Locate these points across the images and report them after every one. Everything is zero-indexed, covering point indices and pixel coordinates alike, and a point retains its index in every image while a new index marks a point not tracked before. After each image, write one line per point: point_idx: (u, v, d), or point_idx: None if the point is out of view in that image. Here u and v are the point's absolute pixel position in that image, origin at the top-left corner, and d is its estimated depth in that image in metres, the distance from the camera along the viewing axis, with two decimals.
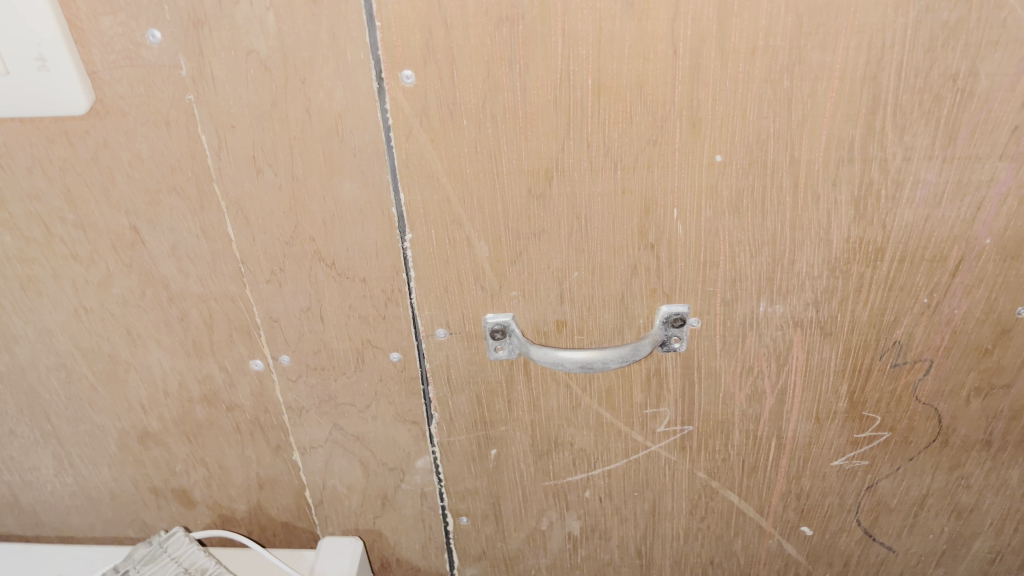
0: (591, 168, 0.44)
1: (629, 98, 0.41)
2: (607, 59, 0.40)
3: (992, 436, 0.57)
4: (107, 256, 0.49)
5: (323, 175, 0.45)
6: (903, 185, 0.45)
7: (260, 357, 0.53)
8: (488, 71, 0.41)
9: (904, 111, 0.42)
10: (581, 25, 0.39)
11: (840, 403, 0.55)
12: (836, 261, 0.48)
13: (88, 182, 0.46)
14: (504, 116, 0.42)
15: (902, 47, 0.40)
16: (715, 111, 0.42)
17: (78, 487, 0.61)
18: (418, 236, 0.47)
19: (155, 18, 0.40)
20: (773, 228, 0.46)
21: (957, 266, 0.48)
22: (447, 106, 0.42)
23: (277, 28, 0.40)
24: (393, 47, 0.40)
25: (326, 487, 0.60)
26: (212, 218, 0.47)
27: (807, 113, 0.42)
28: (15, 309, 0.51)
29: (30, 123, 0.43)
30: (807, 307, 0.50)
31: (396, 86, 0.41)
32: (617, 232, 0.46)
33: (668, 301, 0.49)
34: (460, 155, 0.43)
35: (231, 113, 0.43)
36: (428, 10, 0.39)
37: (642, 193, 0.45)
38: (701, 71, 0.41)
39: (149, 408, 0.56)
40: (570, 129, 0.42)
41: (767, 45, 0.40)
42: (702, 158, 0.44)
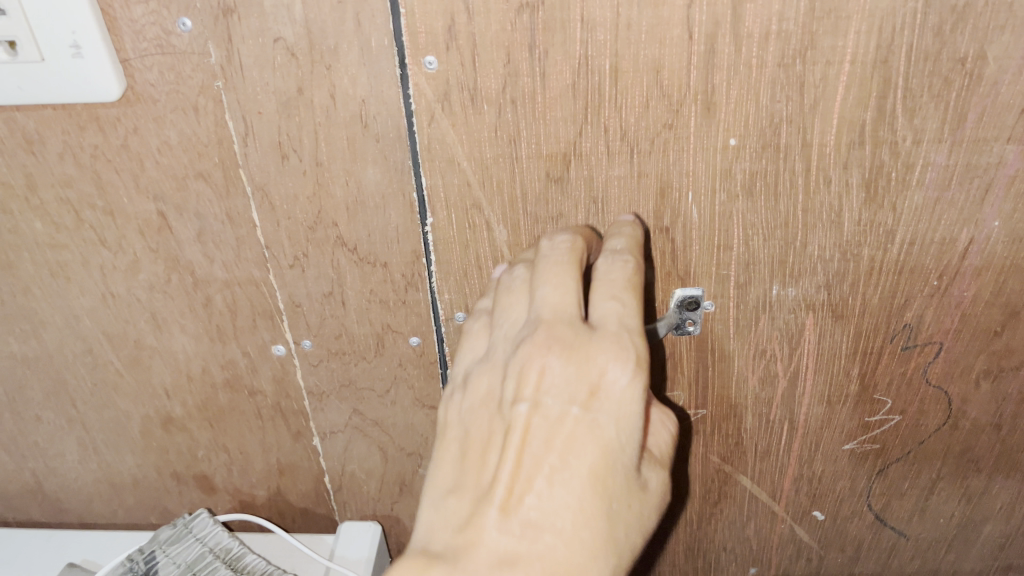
0: (608, 152, 0.45)
1: (646, 82, 0.42)
2: (624, 44, 0.41)
3: (1002, 419, 0.57)
4: (135, 242, 0.50)
5: (347, 161, 0.46)
6: (913, 167, 0.45)
7: (283, 342, 0.54)
8: (508, 56, 0.42)
9: (914, 94, 0.43)
10: (599, 11, 0.40)
11: (851, 386, 0.56)
12: (847, 244, 0.48)
13: (117, 168, 0.47)
14: (523, 100, 0.43)
15: (913, 31, 0.40)
16: (729, 95, 0.43)
17: (101, 473, 0.62)
18: (439, 220, 0.48)
19: (186, 7, 0.41)
20: (786, 211, 0.47)
21: (966, 248, 0.48)
22: (469, 91, 0.43)
23: (304, 16, 0.41)
24: (416, 33, 0.41)
25: (346, 472, 0.61)
26: (238, 203, 0.48)
27: (819, 97, 0.43)
28: (44, 294, 0.53)
29: (63, 110, 0.45)
30: (819, 290, 0.51)
31: (419, 72, 0.42)
32: (633, 215, 0.47)
33: (682, 285, 0.51)
34: (480, 140, 0.45)
35: (258, 99, 0.44)
36: None
37: (658, 177, 0.46)
38: (716, 56, 0.42)
39: (172, 393, 0.57)
40: (588, 113, 0.44)
41: (780, 30, 0.41)
42: (716, 142, 0.45)
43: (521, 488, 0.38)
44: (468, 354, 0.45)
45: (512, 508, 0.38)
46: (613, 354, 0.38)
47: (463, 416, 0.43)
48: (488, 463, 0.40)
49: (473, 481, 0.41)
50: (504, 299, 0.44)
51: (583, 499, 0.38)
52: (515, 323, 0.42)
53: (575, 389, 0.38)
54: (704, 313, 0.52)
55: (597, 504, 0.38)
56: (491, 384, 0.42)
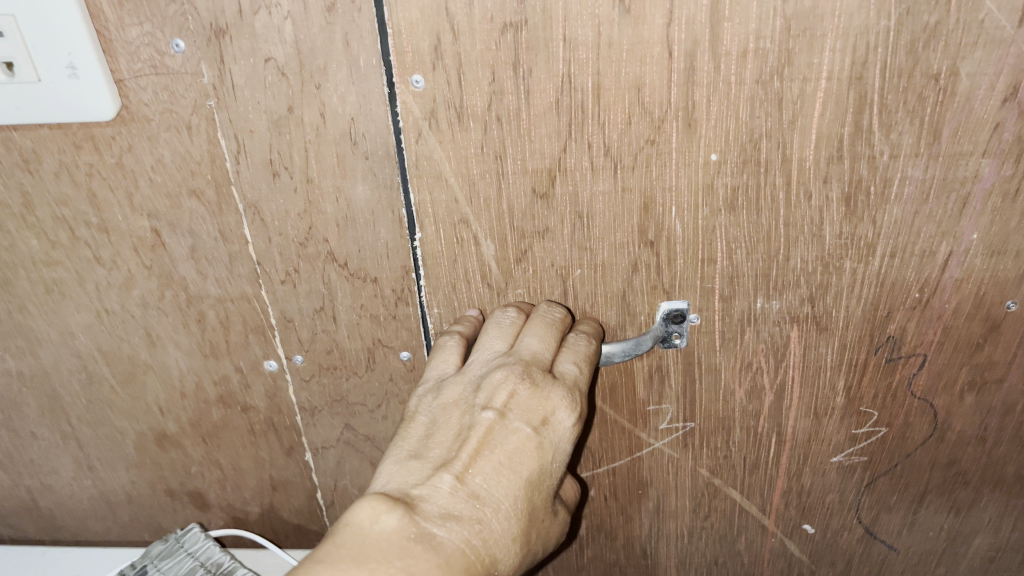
0: (592, 168, 0.46)
1: (628, 99, 0.43)
2: (606, 62, 0.42)
3: (987, 432, 0.58)
4: (129, 259, 0.51)
5: (337, 177, 0.47)
6: (891, 182, 0.46)
7: (274, 357, 0.55)
8: (493, 74, 0.43)
9: (889, 109, 0.44)
10: (581, 30, 0.41)
11: (837, 399, 0.56)
12: (829, 257, 0.49)
13: (112, 186, 0.48)
14: (508, 118, 0.44)
15: (886, 49, 0.41)
16: (709, 112, 0.44)
17: (96, 490, 0.63)
18: (427, 234, 0.49)
19: (180, 28, 0.42)
20: (769, 225, 0.48)
21: (946, 260, 0.49)
22: (455, 108, 0.44)
23: (294, 36, 0.42)
24: (403, 53, 0.42)
25: (338, 488, 0.61)
26: (231, 220, 0.49)
27: (797, 112, 0.44)
28: (39, 311, 0.53)
29: (59, 130, 0.46)
30: (802, 303, 0.51)
31: (407, 90, 0.43)
32: (618, 229, 0.48)
33: (668, 298, 0.51)
34: (467, 156, 0.46)
35: (249, 118, 0.45)
36: (436, 17, 0.41)
37: (642, 192, 0.47)
38: (696, 73, 0.42)
39: (166, 409, 0.58)
40: (571, 129, 0.45)
41: (757, 48, 0.41)
42: (698, 157, 0.46)
43: (475, 465, 0.40)
44: (439, 363, 0.48)
45: (464, 477, 0.40)
46: (569, 403, 0.43)
47: (429, 408, 0.45)
48: (444, 447, 0.43)
49: (429, 454, 0.43)
50: (491, 330, 0.48)
51: (518, 496, 0.41)
52: (492, 357, 0.47)
53: (531, 417, 0.42)
54: (690, 326, 0.53)
55: (524, 505, 0.41)
56: (464, 390, 0.45)
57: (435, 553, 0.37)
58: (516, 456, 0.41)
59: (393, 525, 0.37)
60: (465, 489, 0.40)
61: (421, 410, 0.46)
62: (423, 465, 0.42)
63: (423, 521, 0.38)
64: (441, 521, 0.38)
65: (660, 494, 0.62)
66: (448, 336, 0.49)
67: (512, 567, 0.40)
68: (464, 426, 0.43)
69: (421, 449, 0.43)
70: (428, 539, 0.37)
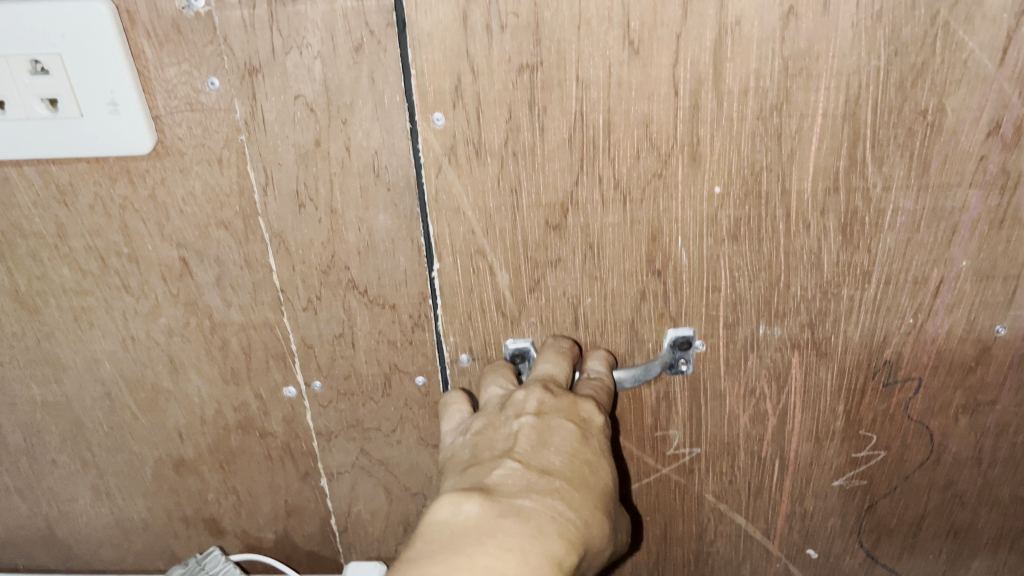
0: (602, 201, 0.49)
1: (636, 135, 0.46)
2: (616, 100, 0.45)
3: (982, 453, 0.60)
4: (157, 288, 0.53)
5: (360, 208, 0.49)
6: (884, 212, 0.49)
7: (294, 383, 0.57)
8: (510, 112, 0.46)
9: (881, 143, 0.46)
10: (593, 70, 0.44)
11: (837, 422, 0.58)
12: (827, 285, 0.51)
13: (144, 218, 0.50)
14: (524, 153, 0.47)
15: (876, 87, 0.44)
16: (713, 147, 0.46)
17: (113, 518, 0.64)
18: (444, 264, 0.51)
19: (215, 67, 0.45)
20: (770, 253, 0.50)
21: (937, 287, 0.51)
22: (473, 145, 0.47)
23: (323, 74, 0.45)
24: (425, 92, 0.45)
25: (351, 513, 0.63)
26: (256, 249, 0.51)
27: (796, 147, 0.46)
28: (67, 339, 0.55)
29: (96, 164, 0.48)
30: (803, 329, 0.53)
31: (428, 128, 0.46)
32: (627, 259, 0.51)
33: (674, 325, 0.54)
34: (484, 189, 0.48)
35: (278, 152, 0.48)
36: (457, 59, 0.44)
37: (649, 223, 0.49)
38: (700, 111, 0.45)
39: (186, 436, 0.59)
40: (583, 164, 0.47)
41: (758, 87, 0.44)
42: (702, 190, 0.48)
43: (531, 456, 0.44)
44: (454, 413, 0.52)
45: (526, 465, 0.43)
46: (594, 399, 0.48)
47: (463, 439, 0.48)
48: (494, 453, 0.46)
49: (484, 455, 0.46)
50: (497, 371, 0.53)
51: (579, 474, 0.44)
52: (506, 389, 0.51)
53: (567, 411, 0.46)
54: (696, 352, 0.55)
55: (593, 480, 0.44)
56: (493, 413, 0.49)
57: (527, 522, 0.40)
58: (564, 444, 0.45)
59: (476, 511, 0.39)
60: (535, 472, 0.43)
61: (457, 444, 0.49)
62: (484, 463, 0.45)
63: (503, 500, 0.41)
64: (524, 497, 0.41)
65: (666, 520, 0.64)
66: (450, 396, 0.53)
67: (602, 535, 0.43)
68: (506, 435, 0.46)
69: (473, 460, 0.46)
70: (516, 514, 0.40)
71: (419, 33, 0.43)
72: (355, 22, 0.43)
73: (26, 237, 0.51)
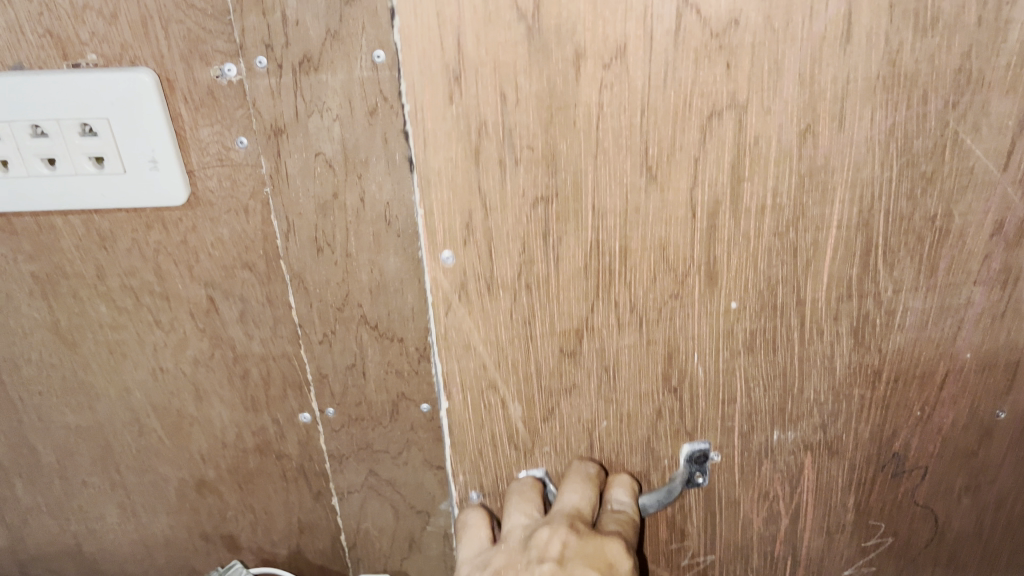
0: (619, 323, 0.52)
1: (654, 258, 0.50)
2: (633, 227, 0.49)
3: (981, 523, 0.67)
4: (185, 323, 0.58)
5: (373, 252, 0.55)
6: (895, 313, 0.54)
7: (309, 409, 0.62)
8: (525, 246, 0.49)
9: (892, 250, 0.51)
10: (611, 200, 0.48)
11: (848, 514, 0.64)
12: (839, 386, 0.57)
13: (176, 260, 0.56)
14: (537, 285, 0.50)
15: (887, 199, 0.49)
16: (729, 264, 0.51)
17: (137, 534, 0.68)
18: (454, 402, 0.55)
19: (244, 128, 0.51)
20: (785, 362, 0.55)
21: (943, 379, 0.58)
22: (483, 280, 0.50)
23: (341, 134, 0.50)
24: (435, 233, 0.48)
25: (360, 530, 0.67)
26: (278, 287, 0.57)
27: (811, 259, 0.51)
28: (100, 369, 0.60)
29: (134, 213, 0.53)
30: (815, 431, 0.59)
31: (436, 266, 0.49)
32: (643, 379, 0.55)
33: (690, 440, 0.59)
34: (495, 323, 0.52)
35: (299, 202, 0.53)
36: (469, 196, 0.46)
37: (667, 342, 0.54)
38: (717, 230, 0.49)
39: (207, 458, 0.64)
40: (598, 290, 0.51)
41: (774, 204, 0.49)
42: (719, 306, 0.52)
43: None
44: (475, 538, 0.57)
45: None
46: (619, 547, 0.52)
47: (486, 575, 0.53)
48: None
49: None
50: (522, 496, 0.57)
51: None
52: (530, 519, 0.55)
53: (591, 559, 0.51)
54: (713, 463, 0.60)
55: None
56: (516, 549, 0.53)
57: None
58: None
59: None
60: None
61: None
62: None
63: None
64: None
65: None
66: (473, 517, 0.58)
67: None
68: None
69: None
70: None
71: (431, 171, 0.46)
72: (371, 89, 0.49)
73: (68, 278, 0.56)
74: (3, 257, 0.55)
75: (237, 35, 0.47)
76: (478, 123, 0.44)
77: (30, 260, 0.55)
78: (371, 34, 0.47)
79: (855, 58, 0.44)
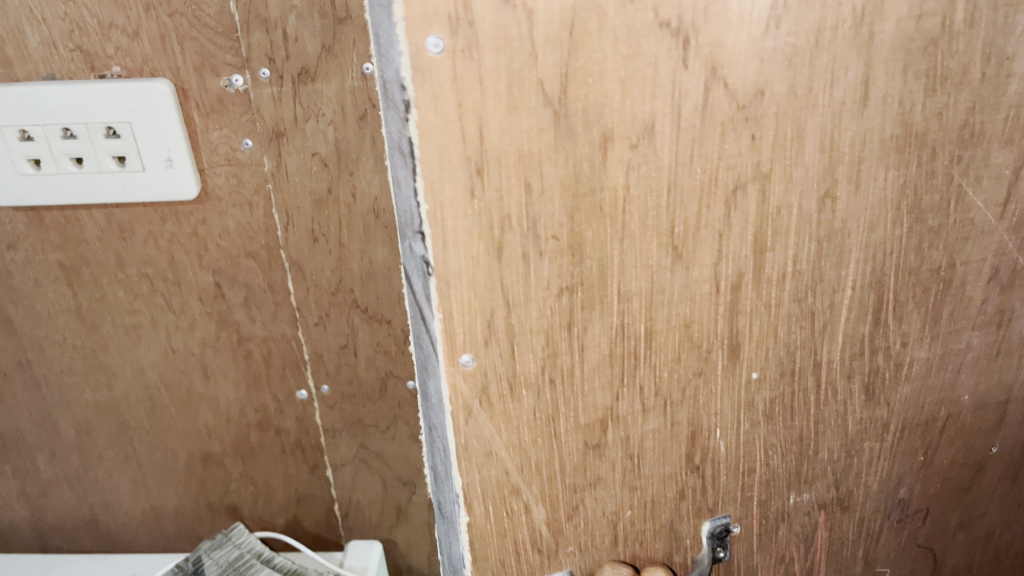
0: (643, 408, 0.42)
1: (678, 338, 0.40)
2: (657, 307, 0.39)
3: (973, 561, 0.58)
4: (195, 307, 0.65)
5: (362, 242, 0.61)
6: (902, 365, 0.46)
7: (305, 387, 0.68)
8: (547, 337, 0.38)
9: (900, 303, 0.43)
10: (636, 281, 0.38)
11: (856, 566, 0.53)
12: (851, 442, 0.47)
13: (187, 249, 0.62)
14: (563, 378, 0.39)
15: (897, 253, 0.41)
16: (752, 333, 0.41)
17: (148, 505, 0.74)
18: (474, 515, 0.43)
19: (249, 131, 0.58)
20: (805, 428, 0.46)
21: (944, 423, 0.49)
22: (504, 380, 0.39)
23: (335, 137, 0.58)
24: (453, 335, 0.37)
25: (352, 499, 0.74)
26: (278, 275, 0.63)
27: (828, 319, 0.42)
28: (118, 350, 0.67)
29: (151, 207, 0.60)
30: (828, 490, 0.49)
31: (455, 370, 0.38)
32: (667, 464, 0.44)
33: (711, 517, 0.47)
34: (518, 425, 0.40)
35: (298, 198, 0.60)
36: (491, 294, 0.36)
37: (691, 422, 0.43)
38: (741, 302, 0.40)
39: (213, 433, 0.71)
40: (623, 377, 0.40)
41: (795, 270, 0.40)
42: (741, 378, 0.42)
43: None
44: None
45: None
46: None
47: None
48: None
49: None
50: None
51: None
52: None
53: None
54: (733, 535, 0.48)
55: None
56: None
57: None
58: None
59: None
60: None
61: None
62: None
63: None
64: None
65: None
66: None
67: None
68: None
69: None
70: None
71: (449, 272, 0.35)
72: (361, 97, 0.56)
73: (91, 266, 0.63)
74: (34, 246, 0.62)
75: (243, 49, 0.55)
76: (500, 216, 0.34)
77: (57, 249, 0.62)
78: (361, 49, 0.55)
79: (873, 118, 0.37)
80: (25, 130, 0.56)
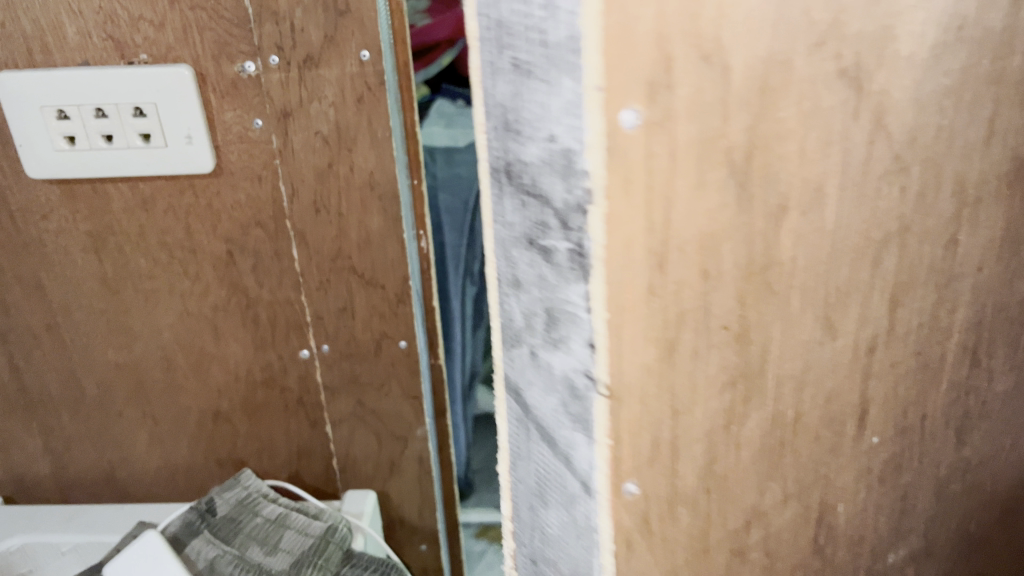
0: (783, 498, 0.35)
1: (821, 418, 0.34)
2: (808, 386, 0.33)
3: None
4: (208, 273, 0.72)
5: (359, 212, 0.69)
6: (989, 405, 0.40)
7: (307, 347, 0.75)
8: (708, 440, 0.31)
9: (999, 338, 0.38)
10: (790, 362, 0.31)
11: None
12: (944, 491, 0.41)
13: (202, 220, 0.70)
14: (719, 487, 0.32)
15: (1004, 283, 0.37)
16: (880, 396, 0.35)
17: (162, 461, 0.81)
18: None
19: (259, 112, 0.65)
20: (910, 483, 0.39)
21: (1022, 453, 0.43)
22: (667, 499, 0.31)
23: (335, 116, 0.65)
24: (622, 461, 0.29)
25: (349, 454, 0.81)
26: (284, 243, 0.71)
27: (943, 374, 0.37)
28: (138, 314, 0.74)
29: (171, 181, 0.68)
30: (917, 547, 0.41)
31: (618, 501, 0.30)
32: (797, 551, 0.37)
33: None
34: (673, 552, 0.33)
35: (302, 172, 0.67)
36: (662, 405, 0.29)
37: (820, 504, 0.36)
38: (876, 365, 0.34)
39: (223, 391, 0.78)
40: (770, 467, 0.34)
41: (921, 322, 0.35)
42: (865, 445, 0.36)
43: None
44: None
45: None
46: None
47: None
48: None
49: None
50: None
51: None
52: None
53: None
54: None
55: None
56: None
57: None
58: None
59: None
60: None
61: None
62: None
63: None
64: None
65: None
66: None
67: None
68: None
69: None
70: None
71: (623, 385, 0.28)
72: (358, 82, 0.64)
73: (115, 235, 0.70)
74: (65, 218, 0.69)
75: (256, 39, 0.63)
76: (676, 312, 0.28)
77: (86, 219, 0.69)
78: (359, 38, 0.63)
79: (995, 151, 0.33)
80: (62, 110, 0.63)
